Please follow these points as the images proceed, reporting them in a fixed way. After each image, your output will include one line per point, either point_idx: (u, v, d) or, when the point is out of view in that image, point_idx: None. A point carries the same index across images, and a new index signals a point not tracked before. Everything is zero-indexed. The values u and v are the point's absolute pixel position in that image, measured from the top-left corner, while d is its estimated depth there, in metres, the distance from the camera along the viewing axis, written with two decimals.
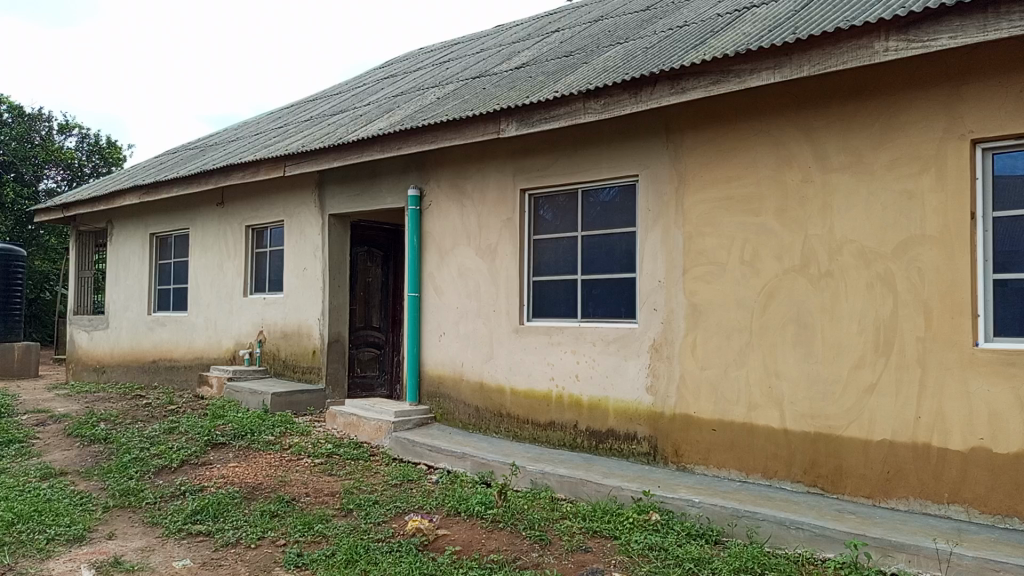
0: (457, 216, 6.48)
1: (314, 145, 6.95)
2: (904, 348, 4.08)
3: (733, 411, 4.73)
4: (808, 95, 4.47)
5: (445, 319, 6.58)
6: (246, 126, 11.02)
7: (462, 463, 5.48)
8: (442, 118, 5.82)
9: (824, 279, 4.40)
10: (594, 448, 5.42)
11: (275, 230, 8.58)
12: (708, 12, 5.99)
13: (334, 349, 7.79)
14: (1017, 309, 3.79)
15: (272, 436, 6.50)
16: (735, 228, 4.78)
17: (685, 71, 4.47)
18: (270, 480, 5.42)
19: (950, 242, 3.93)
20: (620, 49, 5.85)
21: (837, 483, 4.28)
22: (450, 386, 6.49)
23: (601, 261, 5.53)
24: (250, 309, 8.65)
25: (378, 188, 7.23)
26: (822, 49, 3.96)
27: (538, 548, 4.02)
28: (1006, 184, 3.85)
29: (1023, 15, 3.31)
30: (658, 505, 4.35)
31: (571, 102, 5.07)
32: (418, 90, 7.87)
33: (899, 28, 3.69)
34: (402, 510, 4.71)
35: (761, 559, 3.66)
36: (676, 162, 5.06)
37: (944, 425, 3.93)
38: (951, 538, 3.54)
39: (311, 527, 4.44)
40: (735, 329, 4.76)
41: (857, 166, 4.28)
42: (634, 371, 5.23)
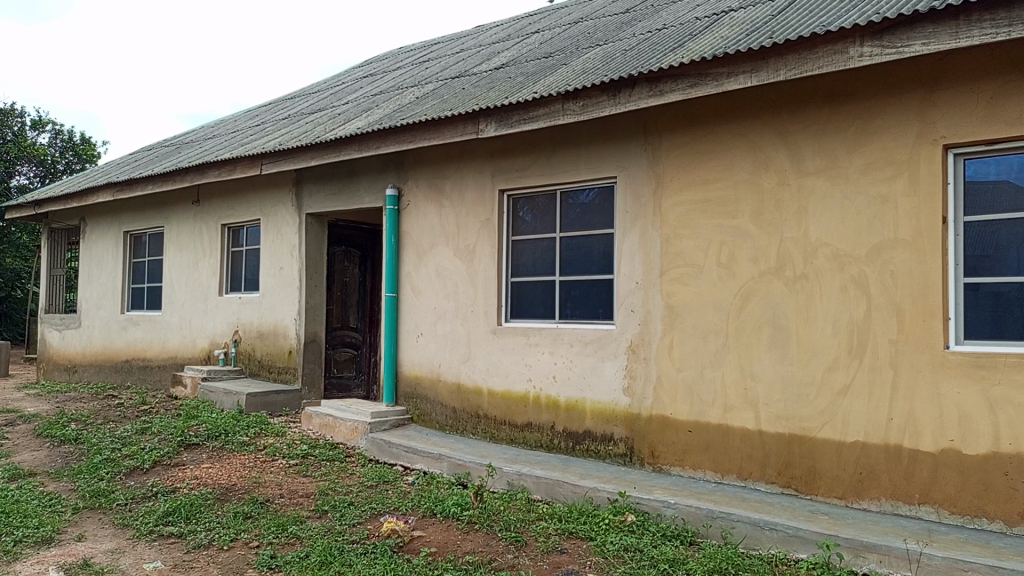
0: (435, 216, 6.46)
1: (292, 144, 6.89)
2: (877, 351, 4.13)
3: (709, 413, 4.75)
4: (784, 99, 4.51)
5: (422, 319, 6.55)
6: (222, 124, 10.90)
7: (438, 464, 5.46)
8: (420, 118, 5.80)
9: (799, 282, 4.43)
10: (571, 449, 5.42)
11: (252, 228, 8.50)
12: (686, 15, 6.02)
13: (310, 349, 7.73)
14: (987, 312, 3.85)
15: (246, 436, 6.44)
16: (712, 230, 4.80)
17: (663, 74, 4.49)
18: (243, 481, 5.36)
19: (923, 245, 3.98)
20: (599, 51, 5.87)
21: (810, 484, 4.32)
22: (427, 387, 6.47)
23: (579, 262, 5.54)
24: (225, 309, 8.56)
25: (356, 187, 7.19)
26: (798, 53, 3.99)
27: (514, 550, 4.02)
28: (977, 189, 3.91)
29: (994, 22, 3.37)
30: (634, 506, 4.36)
31: (550, 103, 5.07)
32: (397, 89, 7.84)
33: (874, 34, 3.73)
34: (377, 511, 4.68)
35: (736, 559, 3.68)
36: (654, 164, 5.08)
37: (915, 427, 3.98)
38: (921, 539, 3.59)
39: (285, 529, 4.40)
40: (711, 331, 4.79)
41: (832, 170, 4.32)
42: (611, 372, 5.24)
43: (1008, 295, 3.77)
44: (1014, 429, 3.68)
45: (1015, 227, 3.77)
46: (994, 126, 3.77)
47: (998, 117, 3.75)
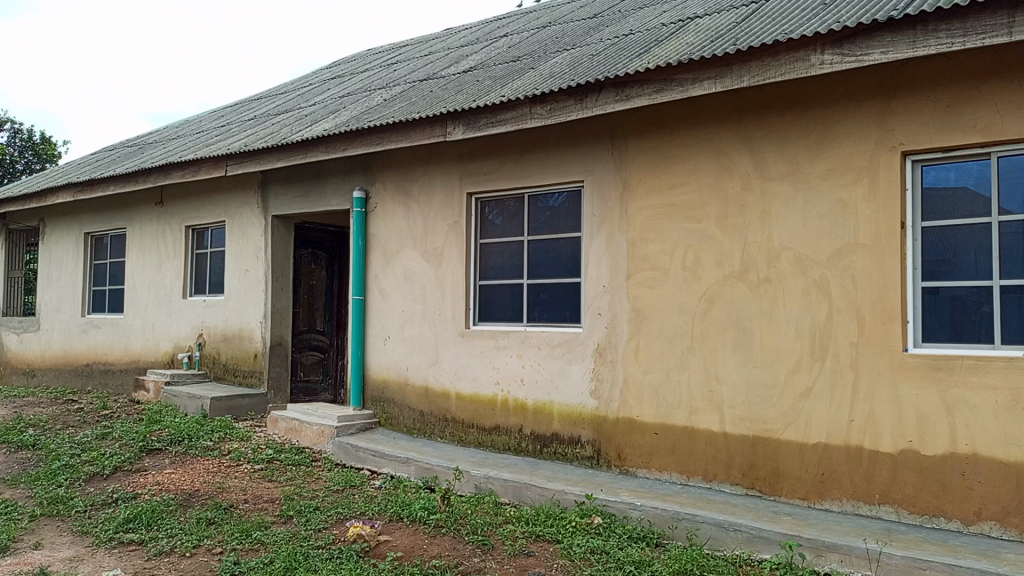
0: (403, 219, 6.43)
1: (258, 145, 6.82)
2: (838, 353, 4.20)
3: (675, 415, 4.80)
4: (748, 105, 4.57)
5: (389, 322, 6.52)
6: (186, 124, 10.74)
7: (405, 467, 5.44)
8: (388, 120, 5.78)
9: (763, 286, 4.49)
10: (538, 452, 5.43)
11: (217, 230, 8.39)
12: (653, 21, 6.08)
13: (276, 353, 7.65)
14: (943, 315, 3.93)
15: (210, 441, 6.35)
16: (678, 234, 4.85)
17: (630, 79, 4.53)
18: (207, 486, 5.29)
19: (882, 250, 4.06)
20: (566, 55, 5.89)
21: (773, 485, 4.38)
22: (394, 390, 6.43)
23: (547, 265, 5.56)
24: (189, 312, 8.45)
25: (323, 189, 7.13)
26: (762, 60, 4.05)
27: (480, 553, 4.01)
28: (934, 195, 4.00)
29: (949, 32, 3.45)
30: (600, 508, 4.38)
31: (517, 106, 5.08)
32: (365, 91, 7.80)
33: (834, 42, 3.80)
34: (343, 516, 4.64)
35: (700, 560, 3.72)
36: (621, 168, 5.12)
37: (875, 429, 4.05)
38: (881, 538, 3.65)
39: (249, 534, 4.34)
40: (676, 334, 4.83)
41: (795, 175, 4.38)
42: (578, 375, 5.26)
43: (964, 299, 3.86)
44: (970, 429, 3.77)
45: (971, 232, 3.86)
46: (950, 133, 3.86)
47: (955, 124, 3.84)
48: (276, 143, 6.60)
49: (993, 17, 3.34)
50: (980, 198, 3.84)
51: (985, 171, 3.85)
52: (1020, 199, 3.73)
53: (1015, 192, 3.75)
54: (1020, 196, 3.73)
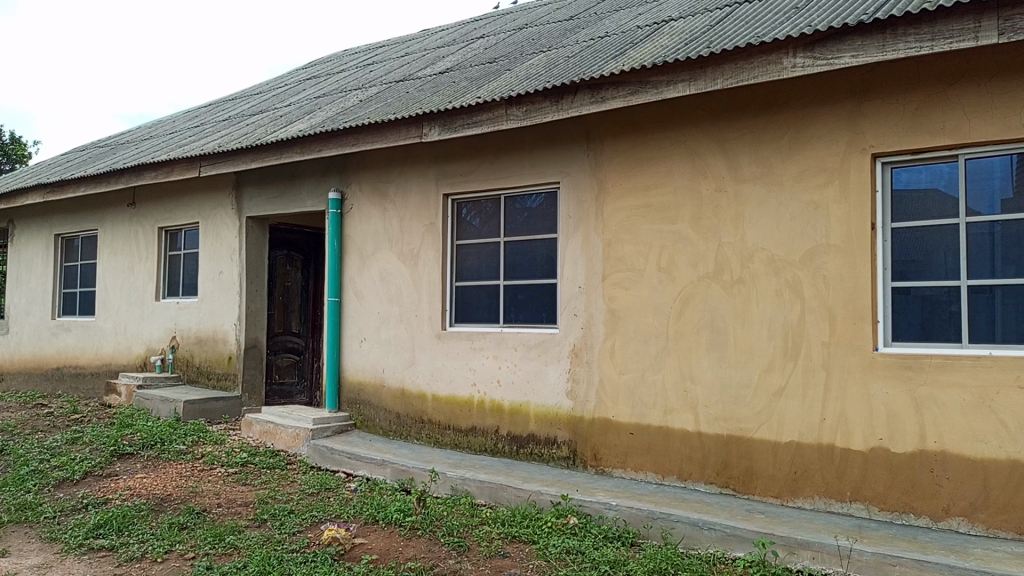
0: (379, 220, 6.41)
1: (232, 146, 6.76)
2: (811, 353, 4.24)
3: (650, 415, 4.82)
4: (721, 107, 4.61)
5: (365, 324, 6.49)
6: (159, 125, 10.62)
7: (381, 469, 5.42)
8: (363, 121, 5.75)
9: (736, 286, 4.53)
10: (514, 453, 5.43)
11: (190, 232, 8.30)
12: (628, 23, 6.11)
13: (250, 355, 7.58)
14: (913, 315, 3.99)
15: (183, 445, 6.28)
16: (652, 235, 4.88)
17: (605, 81, 4.55)
18: (180, 491, 5.23)
19: (852, 250, 4.11)
20: (543, 57, 5.91)
21: (747, 483, 4.42)
22: (370, 392, 6.40)
23: (523, 267, 5.57)
24: (162, 314, 8.35)
25: (298, 190, 7.09)
26: (735, 63, 4.09)
27: (456, 555, 4.01)
28: (903, 196, 4.06)
29: (918, 36, 3.51)
30: (576, 508, 4.39)
31: (493, 108, 5.08)
32: (340, 92, 7.76)
33: (806, 45, 3.85)
34: (318, 519, 4.61)
35: (675, 559, 3.74)
36: (597, 170, 5.14)
37: (846, 427, 4.10)
38: (852, 535, 3.70)
39: (222, 539, 4.30)
40: (652, 335, 4.86)
41: (768, 177, 4.43)
42: (554, 376, 5.27)
43: (933, 298, 3.92)
44: (939, 426, 3.83)
45: (939, 233, 3.92)
46: (919, 135, 3.92)
47: (923, 127, 3.91)
48: (251, 144, 6.54)
49: (960, 22, 3.40)
50: (948, 200, 3.91)
51: (953, 173, 3.91)
52: (987, 201, 3.80)
53: (982, 194, 3.82)
54: (987, 197, 3.80)
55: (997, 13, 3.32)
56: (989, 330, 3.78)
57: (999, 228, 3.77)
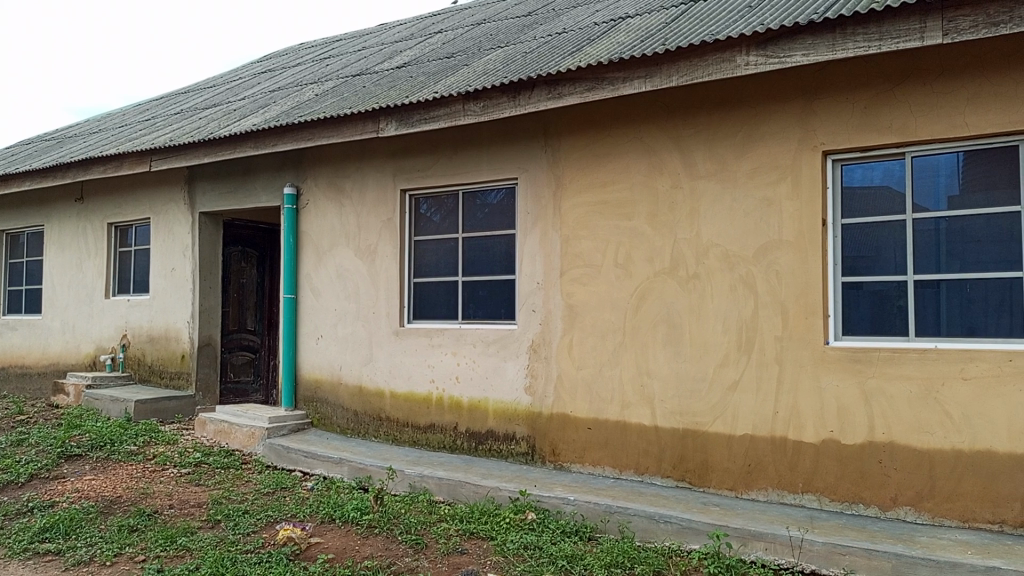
0: (335, 216, 6.34)
1: (183, 140, 6.62)
2: (764, 347, 4.31)
3: (608, 410, 4.85)
4: (677, 104, 4.65)
5: (322, 321, 6.41)
6: (109, 118, 10.36)
7: (338, 468, 5.36)
8: (319, 115, 5.68)
9: (692, 282, 4.58)
10: (473, 449, 5.42)
11: (141, 228, 8.11)
12: (586, 20, 6.13)
13: (204, 353, 7.44)
14: (862, 309, 4.08)
15: (134, 446, 6.14)
16: (610, 231, 4.90)
17: (562, 77, 4.55)
18: (130, 492, 5.11)
19: (804, 246, 4.18)
20: (500, 52, 5.89)
21: (702, 477, 4.47)
22: (327, 390, 6.33)
23: (481, 263, 5.56)
24: (112, 312, 8.16)
25: (253, 185, 6.97)
26: (689, 60, 4.12)
27: (413, 553, 3.98)
28: (853, 193, 4.14)
29: (866, 36, 3.58)
30: (534, 504, 4.40)
31: (450, 103, 5.06)
32: (296, 86, 7.65)
33: (759, 44, 3.90)
34: (273, 519, 4.54)
35: (631, 553, 3.76)
36: (555, 166, 5.15)
37: (798, 420, 4.17)
38: (804, 526, 3.77)
39: (174, 541, 4.21)
40: (609, 330, 4.89)
41: (722, 173, 4.48)
42: (512, 372, 5.27)
43: (882, 293, 4.01)
44: (887, 418, 3.92)
45: (887, 229, 4.01)
46: (867, 133, 4.00)
47: (872, 126, 3.99)
48: (203, 138, 6.41)
49: (907, 22, 3.48)
50: (896, 197, 3.99)
51: (900, 171, 4.00)
52: (933, 197, 3.89)
53: (928, 190, 3.91)
54: (933, 194, 3.89)
55: (941, 14, 3.41)
56: (935, 323, 3.88)
57: (944, 224, 3.86)
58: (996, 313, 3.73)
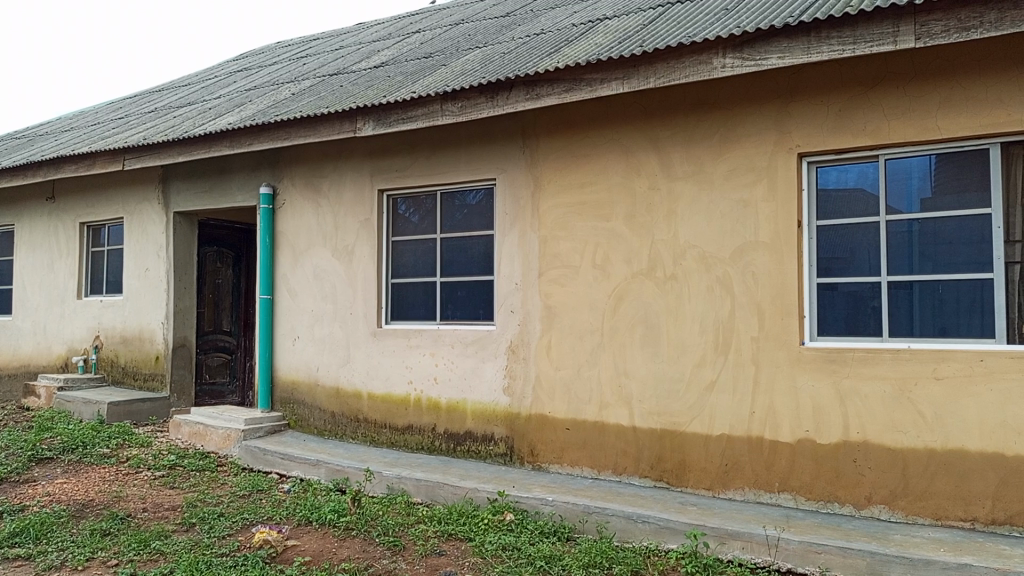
0: (312, 216, 6.29)
1: (158, 138, 6.53)
2: (740, 347, 4.34)
3: (586, 410, 4.86)
4: (654, 106, 4.67)
5: (299, 321, 6.36)
6: (81, 116, 10.21)
7: (315, 470, 5.32)
8: (295, 114, 5.63)
9: (669, 283, 4.60)
10: (451, 450, 5.41)
11: (114, 227, 8.01)
12: (564, 21, 6.13)
13: (179, 355, 7.35)
14: (837, 310, 4.12)
15: (107, 449, 6.05)
16: (588, 232, 4.92)
17: (540, 78, 4.55)
18: (102, 496, 5.03)
19: (780, 247, 4.22)
20: (478, 53, 5.88)
21: (680, 477, 4.49)
22: (304, 392, 6.28)
23: (459, 263, 5.55)
24: (85, 313, 8.05)
25: (228, 185, 6.89)
26: (667, 62, 4.15)
27: (390, 554, 3.96)
28: (828, 195, 4.18)
29: (841, 40, 3.62)
30: (513, 505, 4.39)
31: (429, 103, 5.04)
32: (272, 85, 7.59)
33: (735, 46, 3.92)
34: (249, 522, 4.50)
35: (610, 553, 3.77)
36: (533, 167, 5.15)
37: (774, 420, 4.21)
38: (780, 525, 3.80)
39: (148, 545, 4.15)
40: (587, 331, 4.90)
41: (700, 175, 4.50)
42: (491, 373, 5.26)
43: (856, 294, 4.06)
44: (861, 417, 3.96)
45: (862, 231, 4.06)
46: (842, 136, 4.05)
47: (846, 128, 4.03)
48: (177, 137, 6.33)
49: (880, 26, 3.52)
50: (870, 199, 4.04)
51: (874, 173, 4.05)
52: (906, 199, 3.94)
53: (901, 192, 3.96)
54: (906, 196, 3.94)
55: (914, 18, 3.45)
56: (908, 323, 3.93)
57: (917, 226, 3.92)
58: (967, 313, 3.78)
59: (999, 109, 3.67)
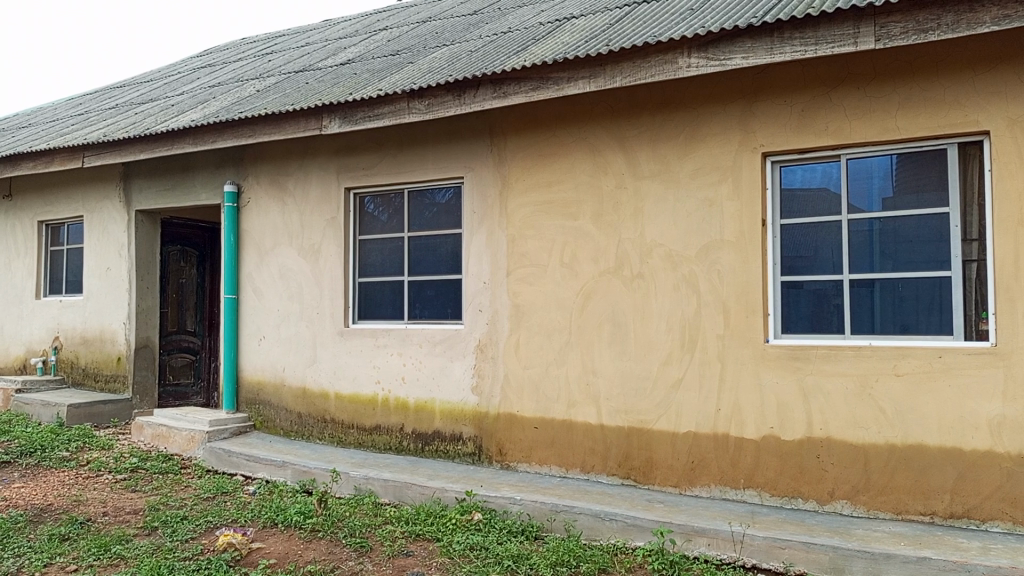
0: (278, 215, 6.21)
1: (118, 135, 6.41)
2: (706, 346, 4.37)
3: (554, 409, 4.86)
4: (621, 105, 4.69)
5: (264, 322, 6.28)
6: (39, 112, 9.99)
7: (281, 471, 5.26)
8: (260, 111, 5.56)
9: (636, 281, 4.62)
10: (419, 450, 5.38)
11: (73, 226, 7.84)
12: (532, 19, 6.13)
13: (141, 356, 7.22)
14: (800, 308, 4.17)
15: (66, 452, 5.93)
16: (555, 231, 4.92)
17: (506, 76, 4.54)
18: (61, 500, 4.92)
19: (745, 246, 4.26)
20: (446, 51, 5.85)
21: (647, 474, 4.52)
22: (270, 392, 6.21)
23: (427, 262, 5.52)
24: (44, 314, 7.89)
25: (191, 183, 6.78)
26: (633, 61, 4.16)
27: (357, 556, 3.93)
28: (792, 195, 4.22)
29: (803, 41, 3.66)
30: (480, 504, 4.38)
31: (395, 100, 5.01)
32: (237, 82, 7.48)
33: (700, 46, 3.95)
34: (213, 525, 4.43)
35: (577, 551, 3.77)
36: (501, 165, 5.14)
37: (739, 417, 4.25)
38: (745, 521, 3.83)
39: (108, 549, 4.07)
40: (555, 330, 4.90)
41: (666, 174, 4.52)
42: (458, 372, 5.25)
43: (820, 292, 4.11)
44: (824, 414, 4.02)
45: (824, 230, 4.11)
46: (805, 136, 4.09)
47: (809, 128, 4.09)
48: (138, 134, 6.22)
49: (841, 27, 3.56)
50: (833, 198, 4.09)
51: (837, 172, 4.10)
52: (867, 199, 4.00)
53: (863, 191, 4.02)
54: (868, 196, 4.00)
55: (874, 19, 3.50)
56: (870, 321, 3.99)
57: (878, 225, 3.98)
58: (927, 311, 3.85)
59: (957, 110, 3.74)
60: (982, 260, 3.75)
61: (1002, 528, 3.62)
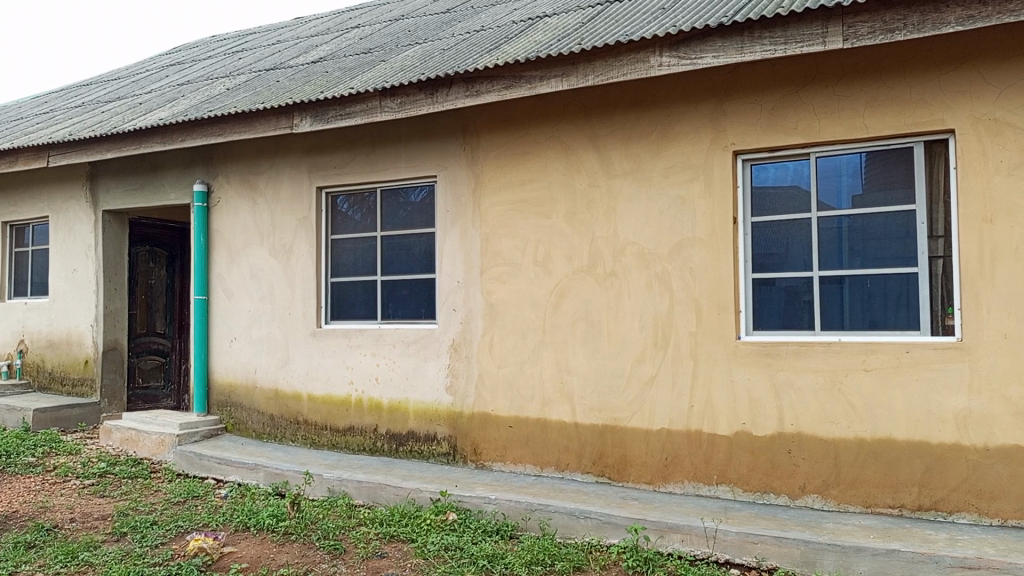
0: (248, 215, 6.14)
1: (84, 134, 6.29)
2: (679, 343, 4.39)
3: (528, 408, 4.86)
4: (594, 104, 4.69)
5: (235, 323, 6.20)
6: (3, 111, 9.78)
7: (253, 474, 5.21)
8: (229, 110, 5.49)
9: (609, 279, 4.63)
10: (394, 451, 5.35)
11: (38, 226, 7.69)
12: (504, 18, 6.12)
13: (109, 358, 7.11)
14: (770, 304, 4.21)
15: (32, 457, 5.82)
16: (529, 230, 4.92)
17: (479, 75, 4.53)
18: (27, 507, 4.82)
19: (716, 243, 4.28)
20: (418, 49, 5.82)
21: (622, 471, 4.54)
22: (242, 394, 6.14)
23: (401, 262, 5.49)
24: (9, 316, 7.75)
25: (160, 183, 6.68)
26: (605, 60, 4.17)
27: (330, 559, 3.90)
28: (762, 192, 4.26)
29: (773, 40, 3.69)
30: (455, 504, 4.37)
31: (366, 99, 4.97)
32: (206, 80, 7.37)
33: (671, 45, 3.97)
34: (184, 530, 4.37)
35: (552, 550, 3.77)
36: (473, 164, 5.12)
37: (712, 413, 4.28)
38: (718, 517, 3.86)
39: (75, 556, 3.99)
40: (529, 328, 4.90)
41: (638, 172, 4.54)
42: (433, 371, 5.23)
43: (791, 289, 4.14)
44: (795, 410, 4.06)
45: (794, 227, 4.16)
46: (775, 134, 4.13)
47: (779, 127, 4.13)
48: (105, 133, 6.11)
49: (810, 27, 3.60)
50: (803, 196, 4.14)
51: (806, 170, 4.15)
52: (836, 196, 4.05)
53: (832, 189, 4.06)
54: (837, 193, 4.05)
55: (842, 19, 3.54)
56: (839, 318, 4.04)
57: (846, 223, 4.02)
58: (895, 308, 3.90)
59: (924, 109, 3.80)
60: (948, 256, 3.81)
61: (969, 520, 3.69)
